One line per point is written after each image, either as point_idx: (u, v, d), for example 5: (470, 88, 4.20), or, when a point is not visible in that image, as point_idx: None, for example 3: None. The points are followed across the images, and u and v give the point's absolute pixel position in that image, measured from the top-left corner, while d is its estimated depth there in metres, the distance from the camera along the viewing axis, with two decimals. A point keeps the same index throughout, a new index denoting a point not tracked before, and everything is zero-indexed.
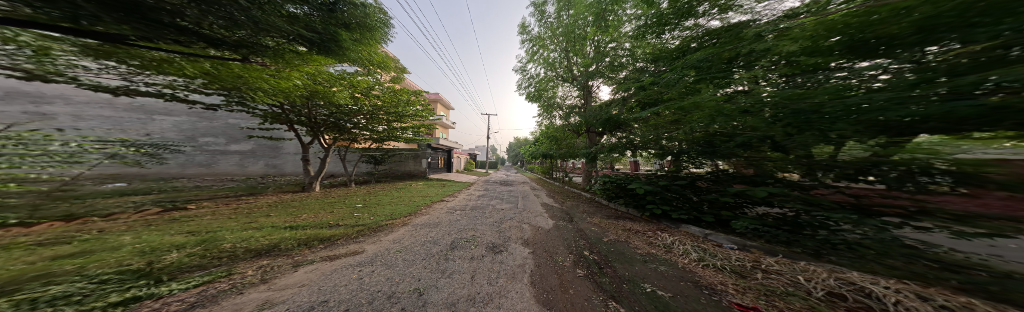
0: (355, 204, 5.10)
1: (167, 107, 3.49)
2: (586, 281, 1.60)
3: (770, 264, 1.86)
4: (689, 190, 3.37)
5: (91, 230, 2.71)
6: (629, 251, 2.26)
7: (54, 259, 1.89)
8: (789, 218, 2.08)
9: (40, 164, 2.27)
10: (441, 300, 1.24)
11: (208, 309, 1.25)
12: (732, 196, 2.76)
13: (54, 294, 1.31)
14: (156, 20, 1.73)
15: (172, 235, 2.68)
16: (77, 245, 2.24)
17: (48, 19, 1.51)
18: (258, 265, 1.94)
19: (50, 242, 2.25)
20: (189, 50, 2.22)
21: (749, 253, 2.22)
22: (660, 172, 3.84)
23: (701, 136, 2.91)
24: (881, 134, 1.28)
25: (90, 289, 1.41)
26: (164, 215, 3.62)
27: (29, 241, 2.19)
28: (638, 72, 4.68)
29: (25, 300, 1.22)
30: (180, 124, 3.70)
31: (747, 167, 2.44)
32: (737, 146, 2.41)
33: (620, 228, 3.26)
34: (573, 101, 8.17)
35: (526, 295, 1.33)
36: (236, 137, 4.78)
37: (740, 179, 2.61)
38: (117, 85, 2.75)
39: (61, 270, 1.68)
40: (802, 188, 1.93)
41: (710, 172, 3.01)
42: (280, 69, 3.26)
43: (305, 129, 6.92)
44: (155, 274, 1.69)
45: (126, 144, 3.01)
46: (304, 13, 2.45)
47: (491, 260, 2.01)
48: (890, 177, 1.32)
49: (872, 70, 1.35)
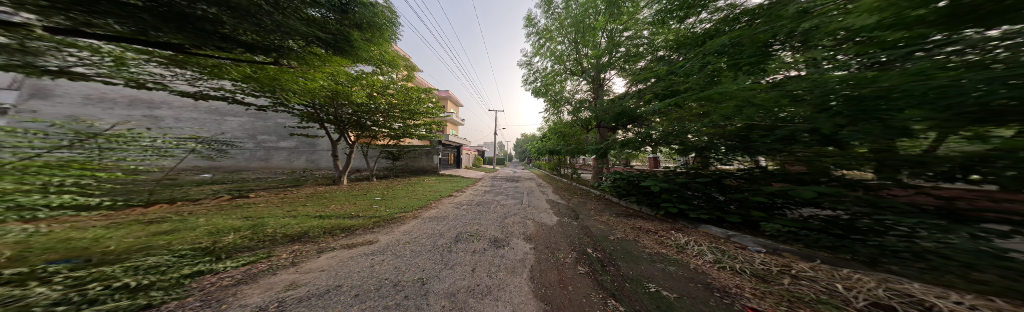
0: (374, 197, 5.49)
1: (233, 112, 6.31)
2: (585, 278, 1.54)
3: (802, 270, 1.64)
4: (713, 188, 3.09)
5: (182, 212, 3.27)
6: (637, 250, 2.14)
7: (152, 235, 2.28)
8: (840, 221, 1.77)
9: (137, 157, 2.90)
10: (442, 290, 1.27)
11: (248, 286, 1.39)
12: (767, 196, 2.42)
13: (149, 263, 1.59)
14: (203, 29, 1.93)
15: (233, 219, 3.09)
16: (168, 224, 2.68)
17: (130, 33, 1.80)
18: (292, 249, 2.15)
19: (152, 220, 2.79)
20: (232, 55, 2.49)
21: (779, 258, 1.98)
22: (681, 168, 3.58)
23: (736, 131, 2.58)
24: (1015, 121, 0.88)
25: (173, 261, 1.68)
26: (232, 200, 4.30)
27: (138, 220, 2.73)
28: (657, 61, 4.35)
29: (130, 267, 1.50)
30: (241, 124, 6.63)
31: (788, 164, 2.11)
32: (781, 140, 2.04)
33: (628, 226, 3.11)
34: (583, 95, 7.90)
35: (523, 289, 1.31)
36: (283, 135, 7.75)
37: (781, 177, 2.27)
38: (195, 91, 3.35)
39: (156, 244, 2.04)
40: (865, 188, 1.57)
41: (743, 169, 2.70)
42: (306, 72, 3.53)
43: (333, 127, 7.62)
44: (218, 252, 1.96)
45: (200, 140, 4.51)
46: (321, 16, 2.60)
47: (492, 254, 2.02)
48: (1001, 175, 0.93)
49: (987, 41, 0.94)
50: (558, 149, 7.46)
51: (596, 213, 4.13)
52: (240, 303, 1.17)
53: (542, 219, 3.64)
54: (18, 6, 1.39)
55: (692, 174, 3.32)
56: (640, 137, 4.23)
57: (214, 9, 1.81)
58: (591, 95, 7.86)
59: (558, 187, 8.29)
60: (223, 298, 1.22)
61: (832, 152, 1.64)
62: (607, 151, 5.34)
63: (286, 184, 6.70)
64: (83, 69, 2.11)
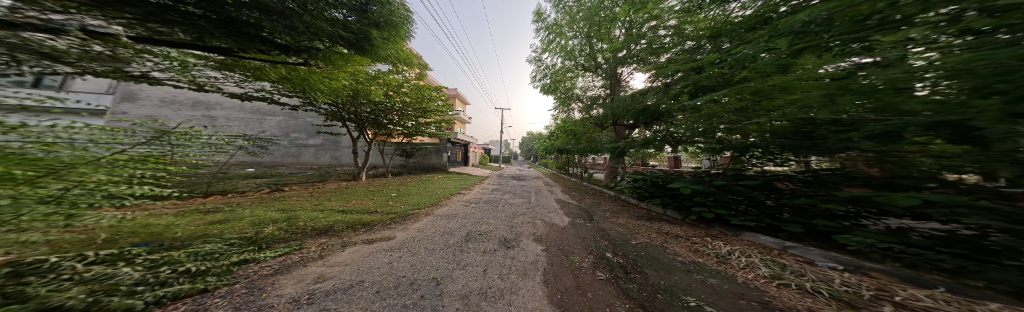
0: (389, 193, 5.71)
1: (271, 112, 7.53)
2: (607, 285, 1.45)
3: (910, 296, 1.20)
4: (764, 193, 2.70)
5: (230, 203, 3.61)
6: (666, 258, 2.00)
7: (208, 224, 2.53)
8: (956, 237, 1.40)
9: (199, 153, 2.70)
10: (455, 291, 1.26)
11: (282, 276, 1.47)
12: (840, 201, 2.01)
13: (206, 250, 1.76)
14: (246, 32, 2.07)
15: (272, 211, 3.36)
16: (221, 214, 2.97)
17: (190, 40, 1.96)
18: (319, 243, 2.28)
19: (207, 210, 3.11)
20: (268, 57, 2.68)
21: (868, 278, 1.50)
22: (714, 169, 3.34)
23: (792, 128, 2.27)
24: None
25: (225, 248, 1.85)
26: (271, 193, 4.71)
27: (196, 210, 3.06)
28: (689, 53, 4.18)
29: (192, 253, 1.67)
30: (278, 123, 7.73)
31: (871, 165, 1.75)
32: (867, 136, 1.65)
33: (653, 230, 2.92)
34: (596, 91, 7.60)
35: (537, 293, 1.26)
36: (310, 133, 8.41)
37: (859, 181, 1.87)
38: (243, 92, 3.72)
39: (212, 232, 2.27)
40: (996, 196, 1.20)
41: (801, 171, 2.35)
42: (331, 72, 3.73)
43: (353, 126, 8.05)
44: (259, 242, 2.12)
45: (249, 139, 4.94)
46: (343, 16, 2.72)
47: (503, 255, 2.00)
48: None
49: None
50: (570, 148, 7.25)
51: (613, 215, 3.93)
52: (277, 292, 1.24)
53: (553, 220, 3.54)
54: (111, 20, 1.51)
55: (730, 175, 3.04)
56: (663, 134, 4.06)
57: (255, 13, 1.96)
58: (605, 92, 7.52)
59: (567, 187, 8.09)
60: (264, 287, 1.30)
61: (948, 152, 1.27)
62: (625, 151, 5.07)
63: (313, 179, 7.18)
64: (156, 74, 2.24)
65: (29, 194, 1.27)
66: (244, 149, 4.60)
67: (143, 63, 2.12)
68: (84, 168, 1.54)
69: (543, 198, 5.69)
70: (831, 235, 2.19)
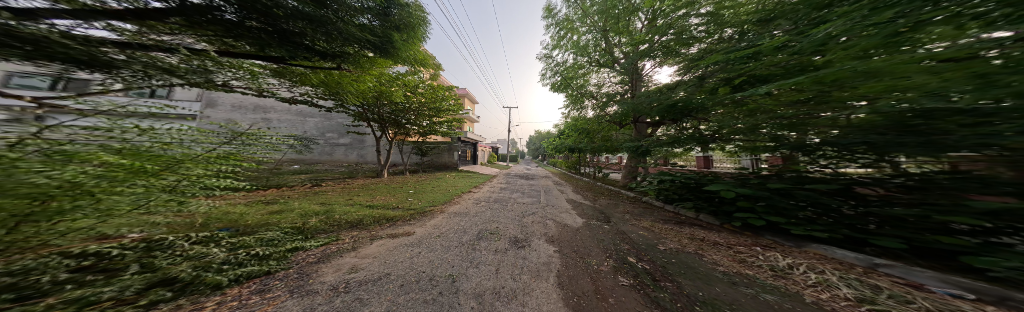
0: (408, 190, 6.02)
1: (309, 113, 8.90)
2: (631, 292, 1.37)
3: None
4: (837, 199, 2.19)
5: (281, 196, 4.10)
6: (703, 267, 1.83)
7: (269, 213, 2.90)
8: None
9: (264, 151, 3.12)
10: (470, 289, 1.28)
11: (323, 265, 1.62)
12: (961, 214, 1.43)
13: (268, 236, 2.03)
14: (295, 43, 2.34)
15: (313, 203, 3.73)
16: (276, 205, 3.38)
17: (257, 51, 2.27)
18: (352, 235, 2.47)
19: (266, 201, 3.57)
20: (311, 64, 3.02)
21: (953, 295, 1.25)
22: (762, 171, 2.94)
23: (890, 123, 1.61)
24: None
25: (281, 236, 2.10)
26: (312, 188, 5.26)
27: (258, 200, 3.54)
28: (725, 42, 3.75)
29: (259, 239, 1.92)
30: (317, 123, 8.95)
31: (971, 168, 1.37)
32: (1006, 131, 1.14)
33: (683, 236, 2.72)
34: (611, 87, 7.25)
35: (552, 296, 1.24)
36: (340, 132, 9.25)
37: (983, 187, 1.34)
38: (292, 97, 4.25)
39: (272, 221, 2.60)
40: None
41: (869, 175, 1.95)
42: (358, 75, 4.00)
43: (376, 126, 8.62)
44: (306, 232, 2.37)
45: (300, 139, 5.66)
46: (369, 22, 2.90)
47: (515, 255, 1.98)
48: None
49: None
50: (584, 147, 7.03)
51: (634, 217, 3.71)
52: (320, 279, 1.37)
53: (565, 221, 3.44)
54: (200, 38, 1.84)
55: (778, 178, 2.68)
56: (701, 133, 3.76)
57: (302, 24, 2.20)
58: (624, 87, 7.10)
59: (582, 187, 7.83)
60: (310, 273, 1.45)
61: None
62: (649, 149, 4.76)
63: (343, 175, 7.86)
64: (235, 82, 2.62)
65: (151, 184, 1.45)
66: (297, 149, 5.29)
67: (231, 76, 2.51)
68: (190, 164, 1.68)
69: (555, 198, 5.60)
70: (944, 255, 1.61)
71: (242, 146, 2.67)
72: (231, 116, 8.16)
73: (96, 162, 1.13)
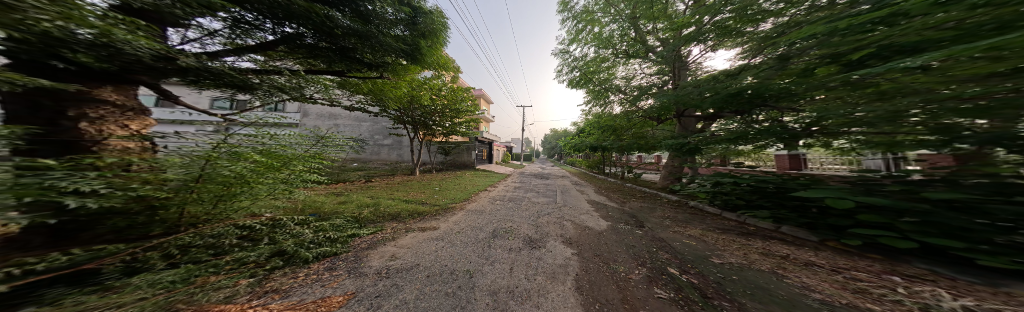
0: (435, 187, 6.42)
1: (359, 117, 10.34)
2: (666, 306, 1.16)
3: None
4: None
5: (343, 189, 4.84)
6: (780, 290, 1.45)
7: (337, 203, 3.44)
8: None
9: (336, 151, 3.73)
10: (484, 286, 1.26)
11: (372, 251, 1.81)
12: None
13: (337, 222, 2.39)
14: (350, 57, 2.76)
15: (365, 196, 4.29)
16: (340, 196, 4.01)
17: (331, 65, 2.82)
18: (393, 226, 2.72)
19: (334, 192, 4.27)
20: (361, 75, 3.46)
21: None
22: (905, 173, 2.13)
23: None
24: None
25: (346, 223, 2.45)
26: (364, 182, 6.09)
27: (328, 192, 4.26)
28: (806, 11, 2.95)
29: (331, 224, 2.29)
30: (365, 127, 10.31)
31: None
32: None
33: (754, 249, 2.26)
34: (644, 79, 6.50)
35: (570, 300, 1.13)
36: (382, 134, 10.47)
37: None
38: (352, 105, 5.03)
39: (338, 209, 3.07)
40: None
41: None
42: (396, 82, 4.40)
43: (410, 128, 9.48)
44: (363, 221, 2.72)
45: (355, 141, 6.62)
46: (402, 32, 3.10)
47: (530, 255, 1.91)
48: None
49: None
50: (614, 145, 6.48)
51: (677, 223, 3.27)
52: (368, 263, 1.53)
53: (584, 223, 3.19)
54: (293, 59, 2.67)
55: (909, 183, 2.00)
56: (779, 126, 3.06)
57: (354, 40, 2.57)
58: (660, 78, 6.28)
59: (613, 187, 7.23)
60: (361, 256, 1.64)
61: None
62: (700, 147, 4.12)
63: (384, 172, 8.87)
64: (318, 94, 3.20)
65: (277, 178, 1.97)
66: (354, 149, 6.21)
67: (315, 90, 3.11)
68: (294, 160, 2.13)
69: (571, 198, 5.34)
70: None
71: (325, 147, 3.26)
72: (317, 124, 10.00)
73: (249, 159, 1.70)
